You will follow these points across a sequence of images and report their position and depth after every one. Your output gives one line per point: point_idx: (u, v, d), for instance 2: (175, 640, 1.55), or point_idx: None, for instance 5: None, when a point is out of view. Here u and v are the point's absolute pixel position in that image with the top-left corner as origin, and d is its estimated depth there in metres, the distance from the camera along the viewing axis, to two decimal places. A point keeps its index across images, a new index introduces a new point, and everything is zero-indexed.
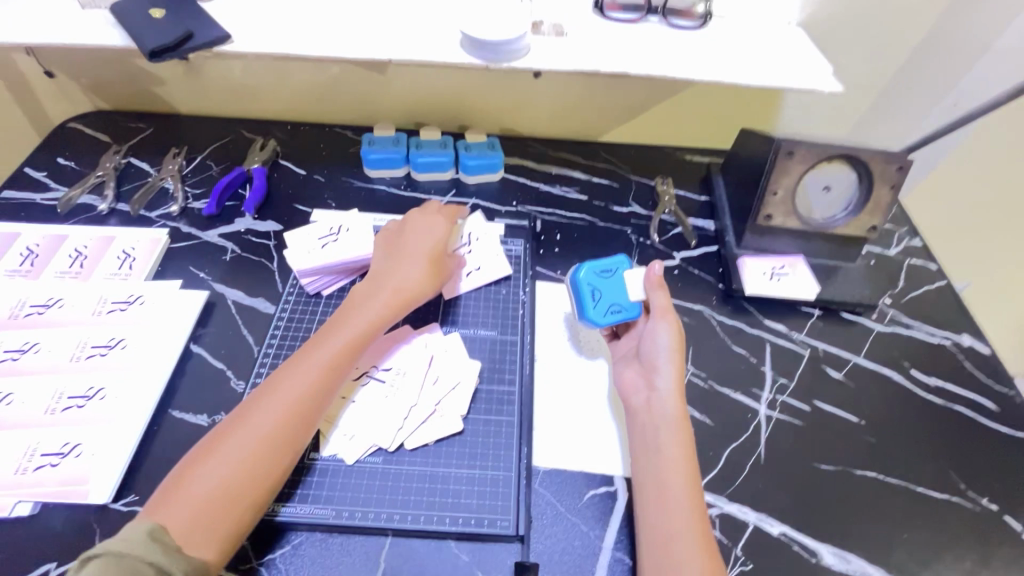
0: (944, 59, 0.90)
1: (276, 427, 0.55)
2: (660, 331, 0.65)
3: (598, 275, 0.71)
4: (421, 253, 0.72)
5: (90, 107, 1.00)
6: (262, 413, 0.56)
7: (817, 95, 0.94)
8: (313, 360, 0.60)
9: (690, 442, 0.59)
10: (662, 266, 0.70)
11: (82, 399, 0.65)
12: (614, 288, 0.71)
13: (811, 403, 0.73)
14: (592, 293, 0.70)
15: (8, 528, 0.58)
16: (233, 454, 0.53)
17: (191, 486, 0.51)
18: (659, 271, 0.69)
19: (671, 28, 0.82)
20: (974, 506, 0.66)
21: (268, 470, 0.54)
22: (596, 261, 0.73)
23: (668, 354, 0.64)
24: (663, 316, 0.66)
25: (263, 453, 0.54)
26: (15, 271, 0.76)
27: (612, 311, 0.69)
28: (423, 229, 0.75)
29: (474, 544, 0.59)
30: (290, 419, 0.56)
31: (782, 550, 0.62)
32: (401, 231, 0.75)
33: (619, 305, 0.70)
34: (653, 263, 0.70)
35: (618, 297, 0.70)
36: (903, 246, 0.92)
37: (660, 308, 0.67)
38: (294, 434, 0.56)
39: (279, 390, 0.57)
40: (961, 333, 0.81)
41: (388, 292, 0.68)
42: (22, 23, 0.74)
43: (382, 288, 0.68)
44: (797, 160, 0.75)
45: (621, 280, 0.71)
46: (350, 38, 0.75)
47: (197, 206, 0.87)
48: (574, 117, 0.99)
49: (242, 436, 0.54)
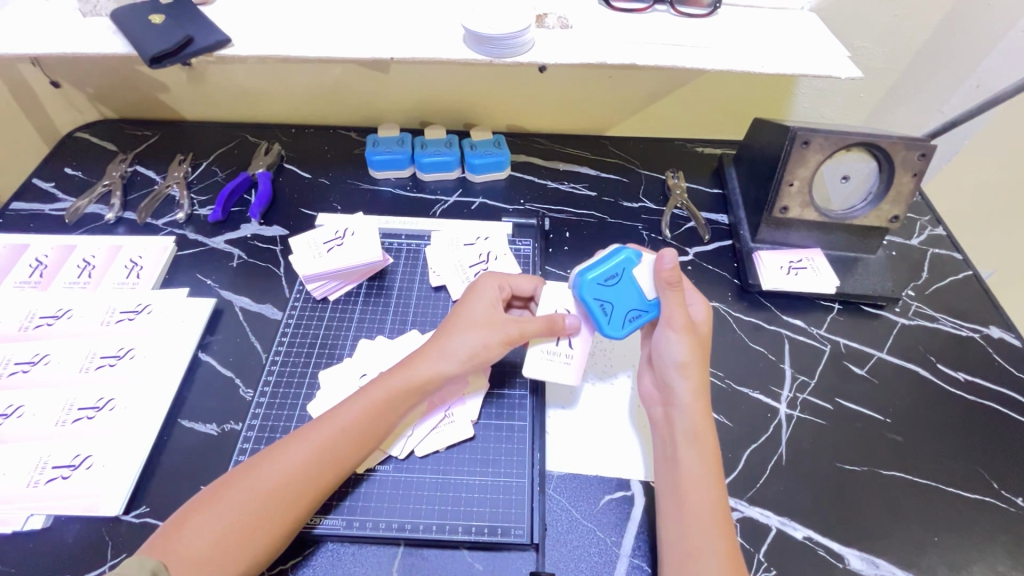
0: (965, 41, 0.86)
1: (291, 486, 0.53)
2: (671, 343, 0.60)
3: (602, 284, 0.63)
4: (487, 325, 0.62)
5: (97, 116, 1.00)
6: (277, 465, 0.53)
7: (832, 84, 0.92)
8: (336, 423, 0.56)
9: (711, 454, 0.56)
10: (675, 255, 0.61)
11: (91, 410, 0.65)
12: (624, 291, 0.63)
13: (833, 401, 0.71)
14: (602, 308, 0.63)
15: (22, 541, 0.58)
16: (241, 501, 0.51)
17: (192, 530, 0.50)
18: (668, 266, 0.60)
19: (680, 16, 0.79)
20: (1007, 505, 0.63)
21: (275, 525, 0.52)
22: (597, 268, 0.64)
23: (677, 367, 0.60)
24: (672, 327, 0.60)
25: (269, 509, 0.51)
26: (24, 282, 0.76)
27: (630, 319, 0.63)
28: (492, 292, 0.65)
29: (488, 553, 0.58)
30: (305, 481, 0.53)
31: (806, 554, 0.60)
32: (470, 290, 0.65)
33: (635, 309, 0.63)
34: (662, 254, 0.61)
35: (633, 301, 0.63)
36: (926, 236, 0.88)
37: (670, 313, 0.61)
38: (306, 498, 0.53)
39: (298, 444, 0.55)
40: (990, 326, 0.78)
41: (439, 364, 0.60)
42: (22, 33, 0.73)
43: (436, 360, 0.60)
44: (814, 149, 0.73)
45: (629, 279, 0.63)
46: (350, 38, 0.74)
47: (204, 213, 0.87)
48: (581, 112, 0.97)
49: (251, 486, 0.52)
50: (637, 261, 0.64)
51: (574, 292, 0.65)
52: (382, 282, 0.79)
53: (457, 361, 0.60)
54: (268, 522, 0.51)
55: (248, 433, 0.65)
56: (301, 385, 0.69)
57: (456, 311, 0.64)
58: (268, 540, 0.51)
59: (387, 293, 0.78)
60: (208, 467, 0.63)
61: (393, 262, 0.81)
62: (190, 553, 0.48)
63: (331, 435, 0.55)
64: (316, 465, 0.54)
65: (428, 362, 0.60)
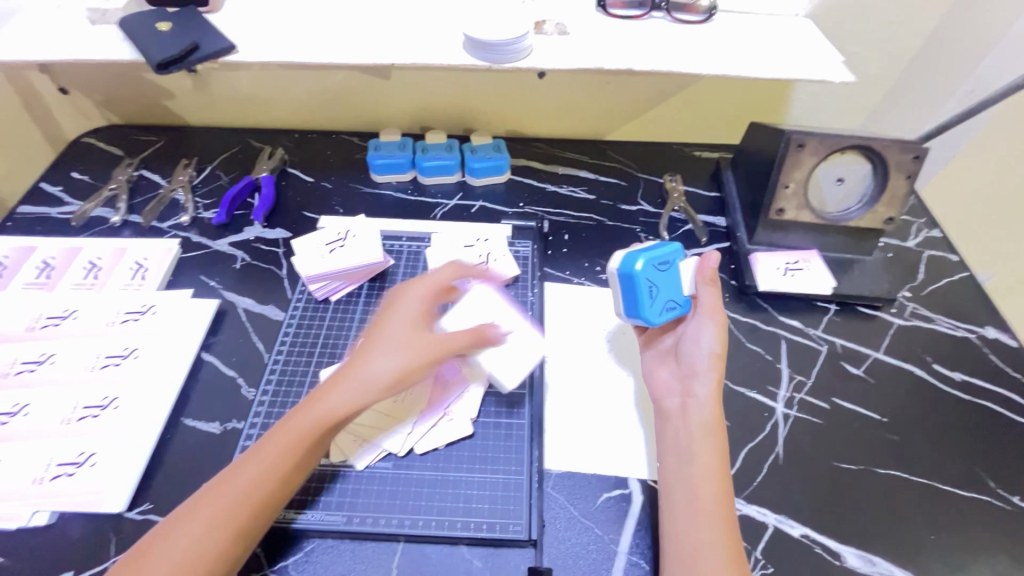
0: (957, 46, 0.87)
1: (251, 496, 0.52)
2: (706, 333, 0.62)
3: (656, 268, 0.64)
4: (410, 342, 0.58)
5: (103, 122, 1.02)
6: (229, 490, 0.51)
7: (827, 89, 0.93)
8: (280, 443, 0.54)
9: (722, 450, 0.57)
10: (718, 257, 0.65)
11: (96, 409, 0.66)
12: (670, 281, 0.65)
13: (830, 400, 0.71)
14: (649, 291, 0.64)
15: (27, 537, 0.58)
16: (209, 514, 0.50)
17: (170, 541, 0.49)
18: (712, 265, 0.65)
19: (675, 23, 0.81)
20: (1002, 504, 0.64)
21: (242, 534, 0.51)
22: (650, 251, 0.65)
23: (710, 358, 0.61)
24: (711, 317, 0.62)
25: (233, 519, 0.50)
26: (31, 284, 0.77)
27: (669, 308, 0.65)
28: (416, 302, 0.62)
29: (487, 549, 0.58)
30: (267, 487, 0.52)
31: (802, 551, 0.60)
32: (393, 302, 0.63)
33: (675, 300, 0.65)
34: (704, 255, 0.66)
35: (674, 292, 0.65)
36: (922, 238, 0.89)
37: (708, 306, 0.63)
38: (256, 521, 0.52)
39: (259, 456, 0.53)
40: (985, 326, 0.78)
41: (360, 387, 0.56)
42: (33, 40, 0.75)
43: (357, 382, 0.57)
44: (809, 152, 0.74)
45: (675, 271, 0.66)
46: (353, 43, 0.75)
47: (208, 216, 0.88)
48: (580, 116, 0.98)
49: (219, 498, 0.51)
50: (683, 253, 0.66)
51: (624, 270, 0.64)
52: (382, 283, 0.80)
53: (405, 351, 0.58)
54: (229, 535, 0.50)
55: (250, 431, 0.66)
56: (302, 384, 0.70)
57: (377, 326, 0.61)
58: (234, 550, 0.50)
59: (388, 294, 0.79)
60: (210, 464, 0.64)
61: (394, 264, 0.82)
62: None
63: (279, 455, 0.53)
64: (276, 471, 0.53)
65: (350, 383, 0.57)
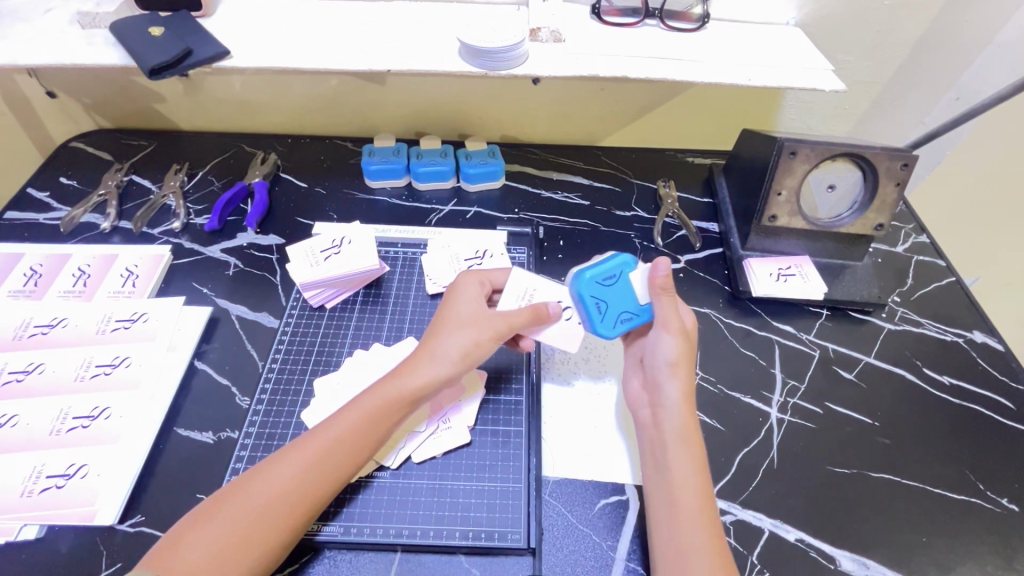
0: (945, 54, 0.89)
1: (280, 505, 0.52)
2: (663, 344, 0.62)
3: (601, 283, 0.64)
4: (475, 322, 0.62)
5: (92, 126, 1.01)
6: (266, 482, 0.53)
7: (817, 96, 0.94)
8: (330, 433, 0.56)
9: (702, 457, 0.58)
10: (668, 263, 0.61)
11: (85, 419, 0.65)
12: (620, 291, 0.64)
13: (823, 405, 0.72)
14: (598, 305, 0.64)
15: (15, 552, 0.57)
16: (237, 513, 0.51)
17: (197, 535, 0.50)
18: (663, 273, 0.61)
19: (670, 31, 0.81)
20: (992, 506, 0.65)
21: (270, 539, 0.51)
22: (597, 266, 0.64)
23: (670, 366, 0.61)
24: (667, 329, 0.62)
25: (294, 505, 0.52)
26: (17, 292, 0.75)
27: (623, 320, 0.64)
28: (474, 289, 0.65)
29: (485, 558, 0.58)
30: (302, 490, 0.53)
31: (798, 556, 0.61)
32: (451, 291, 0.66)
33: (628, 312, 0.64)
34: (657, 262, 0.62)
35: (626, 304, 0.64)
36: (911, 243, 0.91)
37: (664, 318, 0.62)
38: (301, 508, 0.53)
39: (282, 462, 0.54)
40: (973, 330, 0.80)
41: (432, 370, 0.60)
42: (21, 43, 0.73)
43: (429, 364, 0.60)
44: (800, 160, 0.75)
45: (625, 281, 0.64)
46: (347, 49, 0.75)
47: (200, 222, 0.87)
48: (574, 123, 0.99)
49: (298, 459, 0.54)
50: (630, 264, 0.65)
51: (572, 287, 0.65)
52: (378, 290, 0.80)
53: (448, 362, 0.60)
54: (261, 536, 0.51)
55: (245, 441, 0.65)
56: (297, 392, 0.69)
57: (444, 320, 0.63)
58: (263, 555, 0.50)
59: (384, 301, 0.78)
60: (205, 475, 0.63)
61: (389, 270, 0.82)
62: (190, 564, 0.48)
63: (325, 447, 0.55)
64: (309, 474, 0.54)
65: (420, 368, 0.60)
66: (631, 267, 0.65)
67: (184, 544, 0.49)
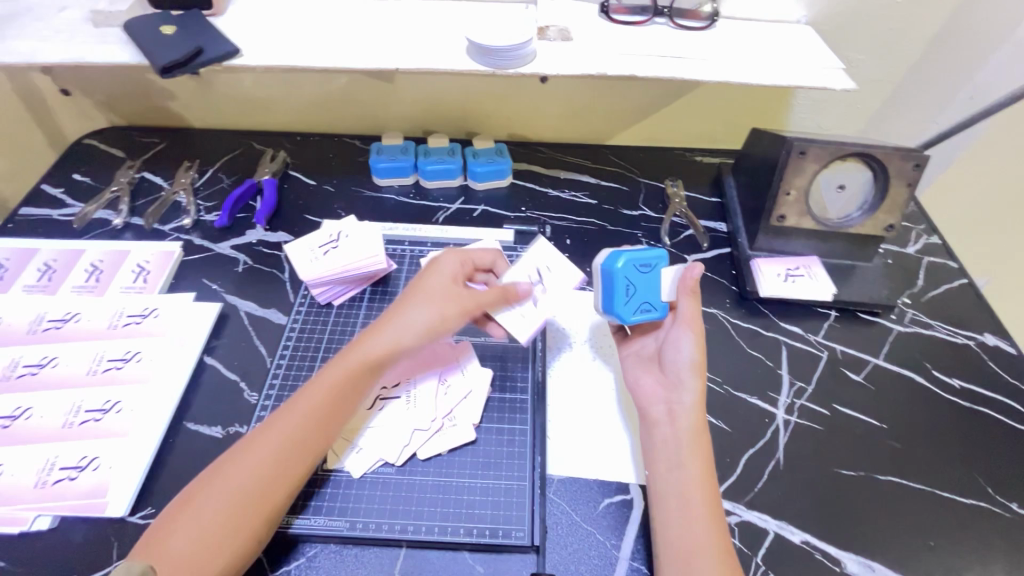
0: (958, 54, 0.88)
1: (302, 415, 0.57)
2: (683, 342, 0.63)
3: (637, 268, 0.65)
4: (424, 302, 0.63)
5: (105, 123, 1.02)
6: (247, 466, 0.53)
7: (829, 95, 0.93)
8: (297, 415, 0.57)
9: (709, 456, 0.58)
10: (700, 269, 0.65)
11: (97, 413, 0.66)
12: (650, 284, 0.66)
13: (830, 406, 0.72)
14: (626, 288, 0.65)
15: (28, 541, 0.58)
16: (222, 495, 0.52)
17: (179, 531, 0.50)
18: (694, 275, 0.65)
19: (679, 29, 0.81)
20: (1000, 510, 0.64)
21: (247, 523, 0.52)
22: (638, 250, 0.66)
23: (689, 366, 0.62)
24: (688, 326, 0.63)
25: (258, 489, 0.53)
26: (32, 287, 0.77)
27: (642, 309, 0.66)
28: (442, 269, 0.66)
29: (488, 554, 0.59)
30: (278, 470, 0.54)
31: (803, 558, 0.60)
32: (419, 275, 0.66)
33: (650, 304, 0.66)
34: (691, 265, 0.66)
35: (651, 296, 0.66)
36: (921, 244, 0.90)
37: (687, 317, 0.64)
38: (269, 492, 0.53)
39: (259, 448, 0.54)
40: (984, 333, 0.79)
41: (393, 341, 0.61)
42: (37, 41, 0.74)
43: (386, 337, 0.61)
44: (810, 159, 0.74)
45: (658, 275, 0.67)
46: (357, 47, 0.75)
47: (209, 218, 0.88)
48: (583, 121, 0.99)
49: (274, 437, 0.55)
50: (667, 259, 0.67)
51: (606, 265, 0.66)
52: (385, 288, 0.80)
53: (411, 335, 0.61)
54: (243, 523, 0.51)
55: None
56: None
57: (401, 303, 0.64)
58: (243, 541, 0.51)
59: (391, 298, 0.79)
60: None
61: (397, 268, 0.82)
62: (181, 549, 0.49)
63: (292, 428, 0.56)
64: (282, 455, 0.55)
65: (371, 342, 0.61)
66: (666, 265, 0.67)
67: (169, 541, 0.50)
